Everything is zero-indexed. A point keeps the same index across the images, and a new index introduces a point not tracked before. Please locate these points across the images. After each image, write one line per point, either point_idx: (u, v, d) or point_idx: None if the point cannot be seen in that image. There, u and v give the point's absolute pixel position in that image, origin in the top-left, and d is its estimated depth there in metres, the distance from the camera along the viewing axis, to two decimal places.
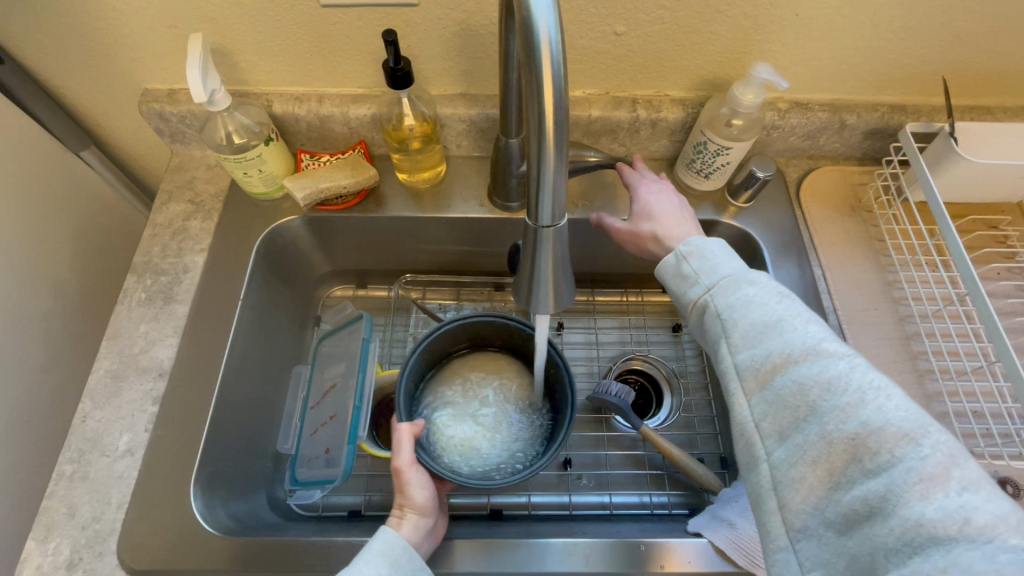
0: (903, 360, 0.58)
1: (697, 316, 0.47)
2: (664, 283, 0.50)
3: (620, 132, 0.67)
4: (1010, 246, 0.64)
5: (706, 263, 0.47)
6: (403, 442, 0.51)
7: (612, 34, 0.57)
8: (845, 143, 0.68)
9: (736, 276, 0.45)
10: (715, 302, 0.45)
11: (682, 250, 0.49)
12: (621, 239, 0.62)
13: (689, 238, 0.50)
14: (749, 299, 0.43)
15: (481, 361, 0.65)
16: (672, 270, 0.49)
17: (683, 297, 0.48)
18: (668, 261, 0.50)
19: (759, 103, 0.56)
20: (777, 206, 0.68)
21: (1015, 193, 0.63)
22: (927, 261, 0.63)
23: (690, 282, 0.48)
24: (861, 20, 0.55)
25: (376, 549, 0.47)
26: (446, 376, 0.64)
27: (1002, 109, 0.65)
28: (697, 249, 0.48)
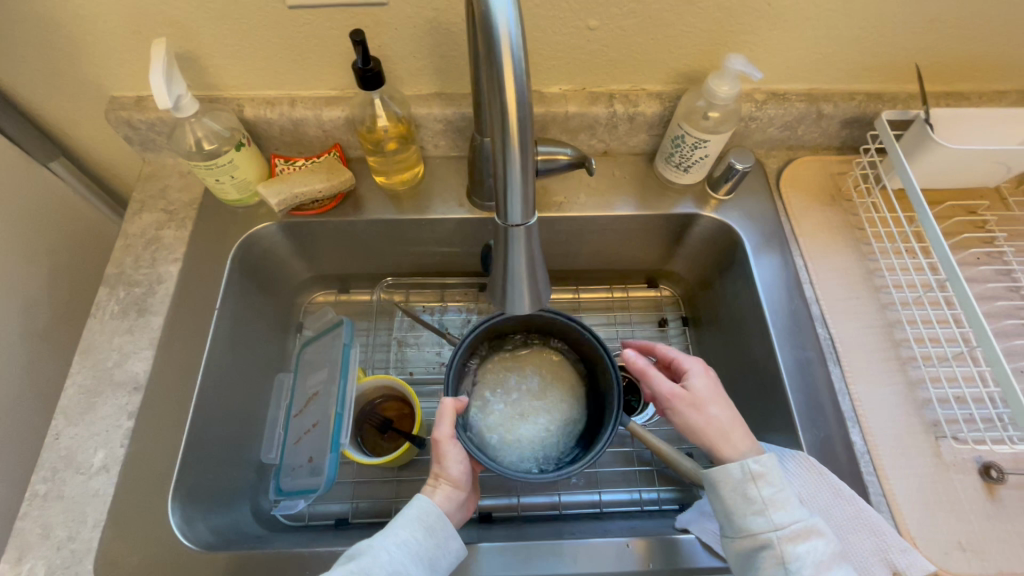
0: (884, 348, 0.58)
1: (747, 546, 0.46)
2: (720, 490, 0.47)
3: (598, 128, 0.66)
4: (988, 230, 0.64)
5: (776, 495, 0.46)
6: (444, 416, 0.51)
7: (586, 29, 0.57)
8: (823, 132, 0.68)
9: (806, 523, 0.45)
10: (780, 548, 0.44)
11: (753, 468, 0.47)
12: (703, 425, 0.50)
13: (758, 452, 0.48)
14: (819, 559, 0.43)
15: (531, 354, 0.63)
16: (735, 484, 0.47)
17: (740, 520, 0.46)
18: (733, 471, 0.47)
19: (734, 95, 0.56)
20: (757, 197, 0.68)
21: (991, 178, 0.63)
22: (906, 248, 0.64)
23: (754, 509, 0.46)
24: (834, 9, 0.55)
25: (412, 515, 0.48)
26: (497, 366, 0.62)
27: (976, 95, 0.65)
28: (768, 472, 0.47)
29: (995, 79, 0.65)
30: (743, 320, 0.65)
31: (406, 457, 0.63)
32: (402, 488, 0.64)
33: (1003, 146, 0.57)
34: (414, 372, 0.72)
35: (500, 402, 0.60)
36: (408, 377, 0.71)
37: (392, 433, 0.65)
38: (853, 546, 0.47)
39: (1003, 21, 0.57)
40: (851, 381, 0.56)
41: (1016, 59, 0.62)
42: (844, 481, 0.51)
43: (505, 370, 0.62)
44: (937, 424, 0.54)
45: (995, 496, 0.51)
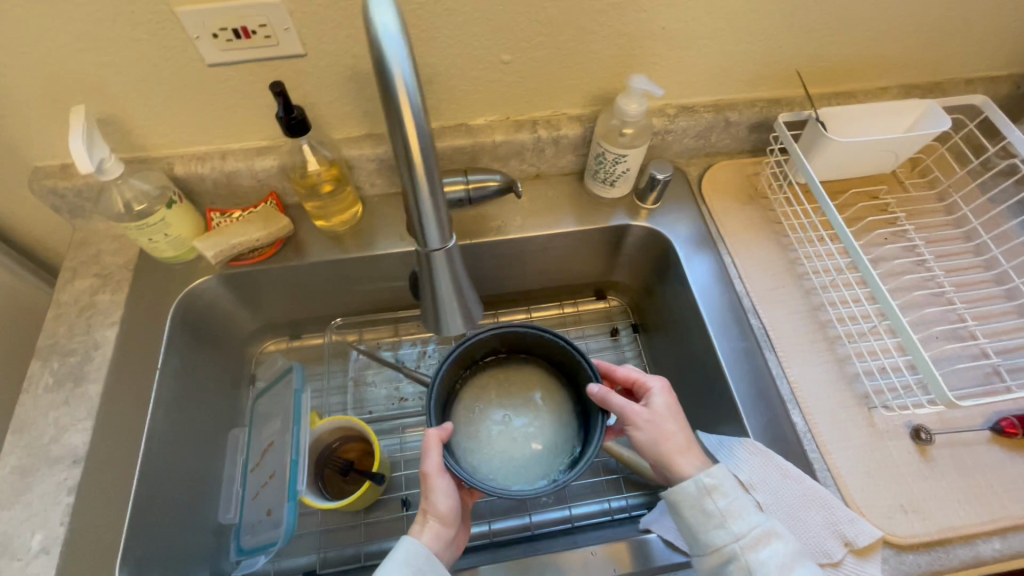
0: (811, 330, 0.62)
1: (715, 562, 0.47)
2: (682, 510, 0.49)
3: (526, 153, 0.70)
4: (891, 213, 0.70)
5: (730, 505, 0.47)
6: (431, 448, 0.50)
7: (501, 63, 0.60)
8: (734, 138, 0.73)
9: (764, 527, 0.46)
10: (745, 558, 0.45)
11: (705, 481, 0.48)
12: (658, 443, 0.51)
13: (708, 465, 0.49)
14: (782, 561, 0.44)
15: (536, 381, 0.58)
16: (692, 500, 0.48)
17: (703, 536, 0.47)
18: (687, 488, 0.49)
19: (643, 111, 0.60)
20: (681, 203, 0.73)
21: (882, 165, 0.69)
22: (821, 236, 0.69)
23: (713, 523, 0.47)
24: (721, 29, 0.60)
25: (399, 560, 0.47)
26: (501, 385, 0.58)
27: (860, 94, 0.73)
28: (719, 483, 0.48)
29: (875, 78, 0.72)
30: (683, 319, 0.68)
31: (364, 500, 0.62)
32: (370, 530, 0.63)
33: (893, 137, 0.63)
34: (373, 411, 0.72)
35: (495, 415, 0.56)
36: (367, 416, 0.71)
37: (355, 475, 0.64)
38: (803, 525, 0.49)
39: (871, 28, 0.64)
40: (786, 364, 0.60)
41: (889, 59, 0.69)
42: (790, 460, 0.54)
43: (504, 386, 0.58)
44: (867, 394, 0.57)
45: (928, 457, 0.54)
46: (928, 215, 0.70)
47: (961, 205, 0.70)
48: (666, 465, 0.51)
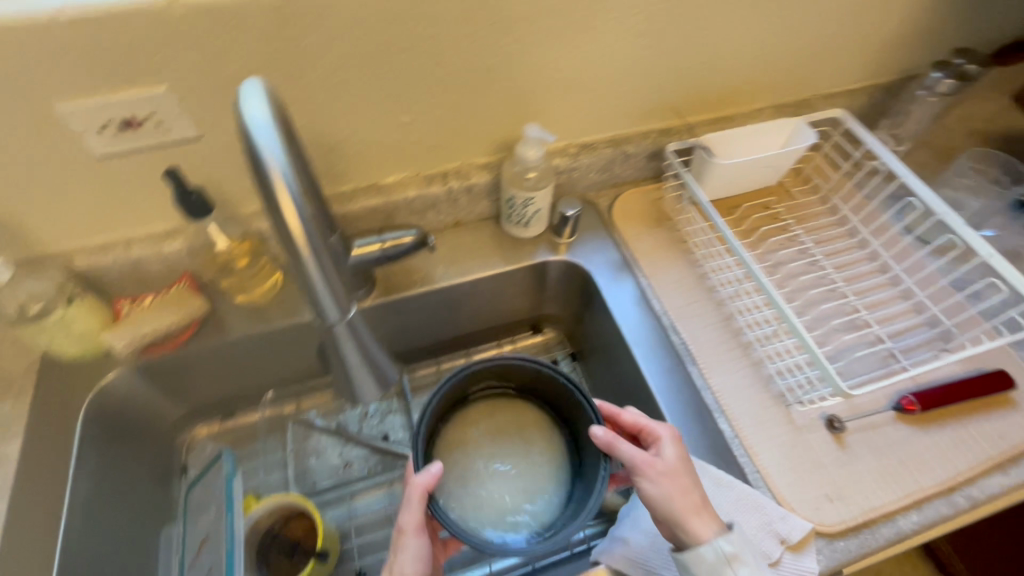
0: (727, 339, 0.66)
1: None
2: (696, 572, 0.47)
3: (441, 204, 0.72)
4: (781, 221, 0.77)
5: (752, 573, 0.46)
6: (413, 500, 0.48)
7: (401, 125, 0.62)
8: (635, 168, 0.78)
9: None
10: None
11: (726, 548, 0.47)
12: (671, 499, 0.48)
13: (727, 528, 0.48)
14: None
15: (530, 426, 0.57)
16: (709, 564, 0.46)
17: None
18: (705, 553, 0.47)
19: (541, 156, 0.63)
20: (595, 234, 0.77)
21: (765, 179, 0.77)
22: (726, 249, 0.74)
23: None
24: (602, 74, 0.65)
25: None
26: (497, 429, 0.56)
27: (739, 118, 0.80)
28: (740, 551, 0.47)
29: (749, 102, 0.79)
30: (611, 345, 0.71)
31: None
32: None
33: (761, 156, 0.71)
34: (318, 482, 0.70)
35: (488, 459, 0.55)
36: (311, 489, 0.69)
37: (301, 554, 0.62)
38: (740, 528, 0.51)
39: (736, 60, 0.71)
40: (708, 375, 0.63)
41: (758, 84, 0.77)
42: (722, 468, 0.56)
43: (499, 427, 0.56)
44: (787, 392, 0.60)
45: (844, 444, 0.58)
46: (815, 218, 0.78)
47: (841, 206, 0.78)
48: (678, 521, 0.48)
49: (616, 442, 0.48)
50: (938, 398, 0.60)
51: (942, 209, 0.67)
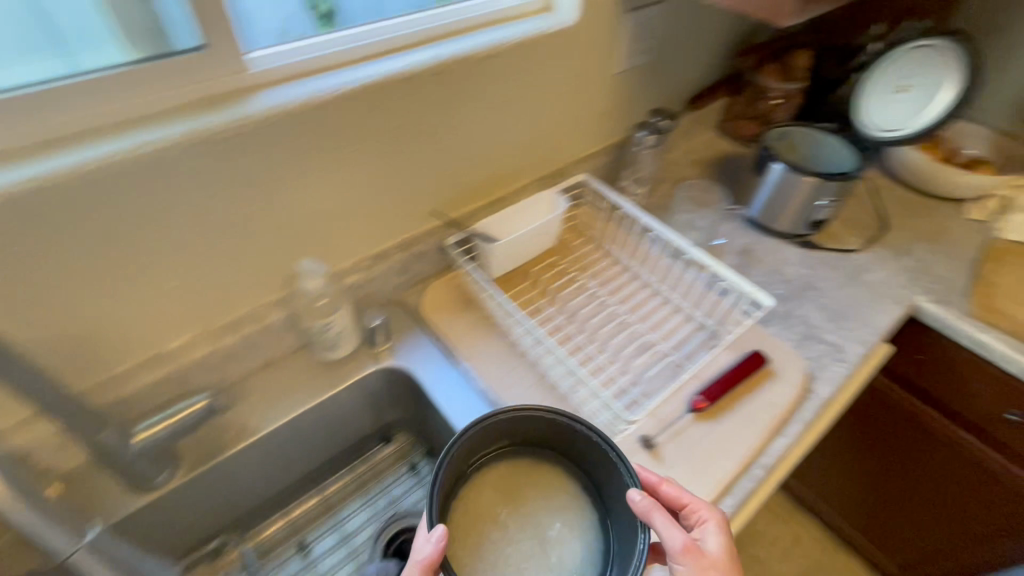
0: (546, 396, 0.72)
1: None
2: None
3: (242, 351, 0.70)
4: (569, 274, 0.87)
5: None
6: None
7: (165, 292, 0.60)
8: (434, 261, 0.84)
9: None
10: None
11: None
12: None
13: None
14: None
15: (556, 495, 0.54)
16: None
17: None
18: None
19: (323, 283, 0.66)
20: (412, 332, 0.80)
21: (543, 244, 0.87)
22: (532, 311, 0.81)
23: None
24: (365, 195, 0.70)
25: None
26: (526, 488, 0.54)
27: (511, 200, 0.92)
28: None
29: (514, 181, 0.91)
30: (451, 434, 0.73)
31: None
32: None
33: (532, 227, 0.82)
34: None
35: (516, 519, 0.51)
36: None
37: None
38: None
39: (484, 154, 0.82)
40: None
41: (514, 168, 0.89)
42: None
43: (525, 489, 0.54)
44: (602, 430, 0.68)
45: (658, 459, 0.66)
46: (596, 264, 0.90)
47: (616, 249, 0.91)
48: None
49: (659, 520, 0.48)
50: (714, 394, 0.71)
51: (674, 239, 0.83)
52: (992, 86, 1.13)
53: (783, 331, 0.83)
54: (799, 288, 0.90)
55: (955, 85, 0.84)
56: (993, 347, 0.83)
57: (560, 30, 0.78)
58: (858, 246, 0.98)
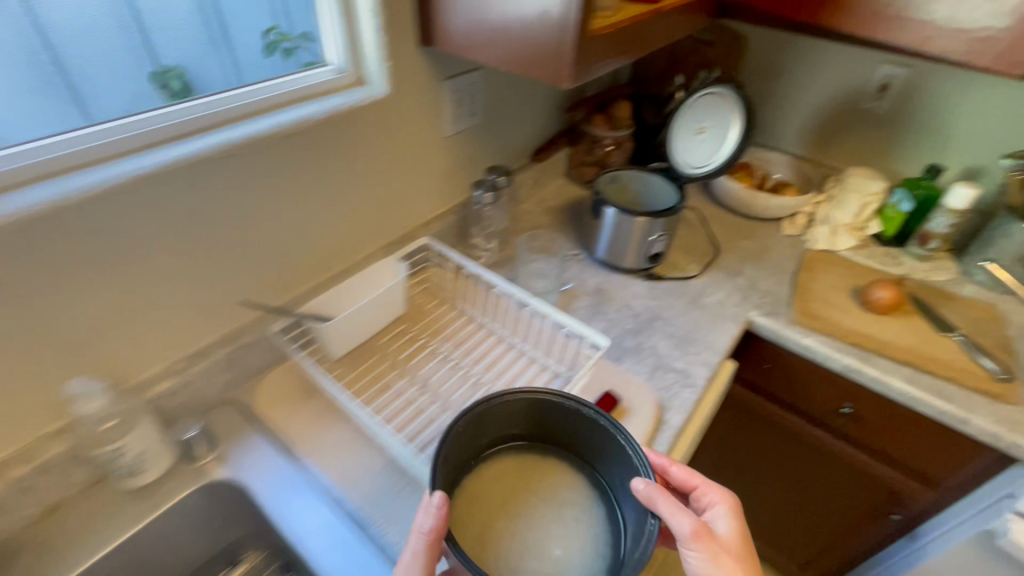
0: (397, 481, 0.67)
1: None
2: None
3: (13, 500, 0.58)
4: (421, 340, 0.85)
5: None
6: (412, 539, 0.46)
7: None
8: (267, 351, 0.78)
9: None
10: None
11: None
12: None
13: None
14: None
15: (559, 480, 0.58)
16: None
17: None
18: None
19: (107, 402, 0.57)
20: (246, 433, 0.72)
21: (390, 312, 0.84)
22: (382, 386, 0.77)
23: None
24: (160, 293, 0.64)
25: None
26: (530, 480, 0.58)
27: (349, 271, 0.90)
28: None
29: (351, 254, 0.89)
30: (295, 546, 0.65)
31: None
32: None
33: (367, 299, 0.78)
34: None
35: (520, 506, 0.55)
36: None
37: None
38: None
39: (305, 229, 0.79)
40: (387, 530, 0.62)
41: (346, 238, 0.87)
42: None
43: (525, 482, 0.58)
44: None
45: None
46: (448, 326, 0.88)
47: (466, 308, 0.91)
48: None
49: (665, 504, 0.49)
50: None
51: (511, 294, 0.83)
52: (785, 120, 1.29)
53: (635, 365, 0.86)
54: (647, 321, 0.94)
55: (737, 131, 0.95)
56: (816, 350, 0.91)
57: (370, 103, 0.79)
58: (695, 272, 1.06)
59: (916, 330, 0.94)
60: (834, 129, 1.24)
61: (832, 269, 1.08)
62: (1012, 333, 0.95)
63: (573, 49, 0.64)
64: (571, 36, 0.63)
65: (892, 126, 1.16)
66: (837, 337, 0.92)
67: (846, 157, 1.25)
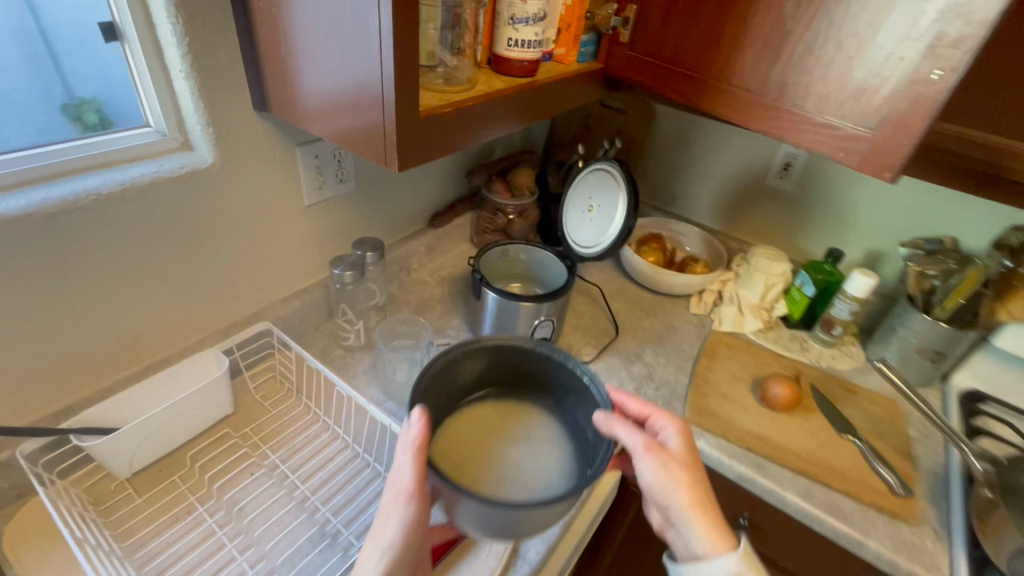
0: None
1: None
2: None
3: None
4: (246, 447, 0.72)
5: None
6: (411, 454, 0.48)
7: None
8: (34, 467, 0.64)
9: None
10: None
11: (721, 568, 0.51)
12: (670, 480, 0.53)
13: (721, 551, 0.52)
14: None
15: (533, 413, 0.61)
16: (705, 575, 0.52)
17: None
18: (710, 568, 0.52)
19: None
20: None
21: (209, 415, 0.71)
22: (178, 512, 0.64)
23: None
24: None
25: None
26: (514, 405, 0.62)
27: (171, 358, 0.77)
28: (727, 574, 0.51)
29: (174, 340, 0.77)
30: None
31: None
32: None
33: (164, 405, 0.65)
34: None
35: (495, 438, 0.57)
36: None
37: None
38: None
39: (93, 312, 0.66)
40: None
41: (165, 319, 0.74)
42: None
43: (501, 416, 0.60)
44: None
45: None
46: (287, 428, 0.76)
47: (310, 405, 0.79)
48: (673, 506, 0.53)
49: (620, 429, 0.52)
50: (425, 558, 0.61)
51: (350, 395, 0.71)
52: (697, 192, 1.26)
53: None
54: None
55: (620, 201, 0.91)
56: (709, 454, 0.82)
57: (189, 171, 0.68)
58: (589, 356, 0.97)
59: (814, 432, 0.87)
60: (742, 205, 1.20)
61: (736, 356, 1.01)
62: (913, 434, 0.89)
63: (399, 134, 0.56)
64: (396, 120, 0.55)
65: (797, 205, 1.13)
66: (731, 440, 0.83)
67: (756, 234, 1.21)
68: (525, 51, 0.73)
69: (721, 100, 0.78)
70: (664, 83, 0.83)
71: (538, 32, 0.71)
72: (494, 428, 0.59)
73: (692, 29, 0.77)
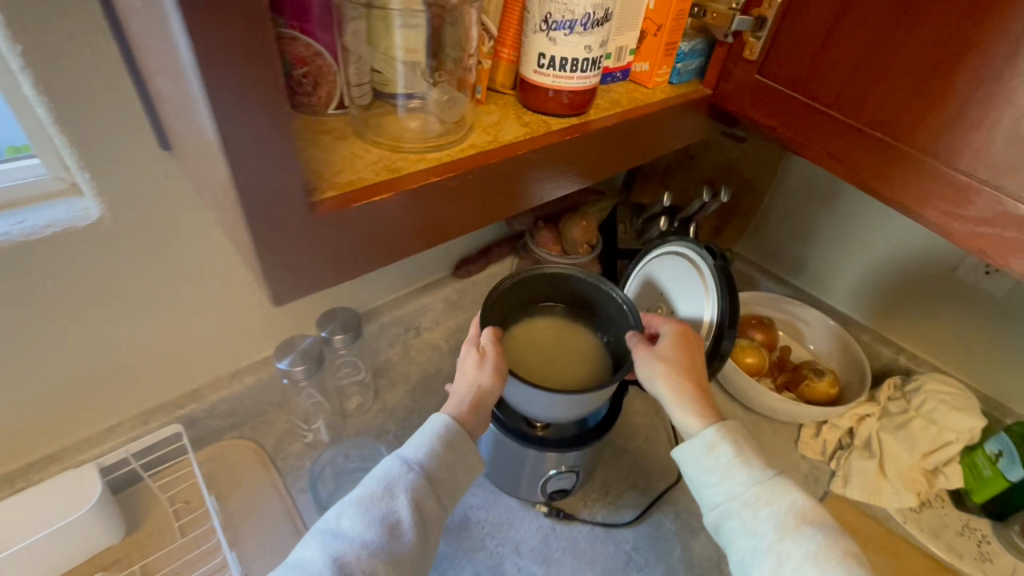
0: None
1: (717, 520, 0.47)
2: (685, 465, 0.50)
3: None
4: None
5: (730, 459, 0.47)
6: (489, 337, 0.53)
7: None
8: None
9: (766, 483, 0.46)
10: (745, 514, 0.45)
11: (705, 443, 0.49)
12: (670, 382, 0.52)
13: (708, 427, 0.49)
14: (746, 535, 0.45)
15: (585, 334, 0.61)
16: (694, 458, 0.49)
17: (709, 496, 0.48)
18: (691, 450, 0.49)
19: None
20: None
21: (98, 537, 0.56)
22: None
23: (715, 478, 0.47)
24: None
25: None
26: (568, 323, 0.62)
27: (78, 442, 0.58)
28: (713, 439, 0.48)
29: (78, 426, 0.58)
30: None
31: None
32: None
33: (34, 537, 0.50)
34: None
35: (548, 345, 0.59)
36: None
37: None
38: None
39: None
40: None
41: (63, 407, 0.55)
42: None
43: (551, 330, 0.61)
44: None
45: None
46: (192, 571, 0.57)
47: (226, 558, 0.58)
48: (668, 407, 0.52)
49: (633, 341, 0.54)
50: None
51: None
52: (836, 268, 0.87)
53: None
54: None
55: (705, 320, 0.57)
56: None
57: (70, 247, 0.47)
58: (630, 514, 0.68)
59: None
60: (909, 301, 0.80)
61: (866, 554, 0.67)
62: None
63: (259, 249, 0.31)
64: (252, 226, 0.30)
65: (1008, 324, 0.72)
66: None
67: (927, 347, 0.80)
68: (567, 76, 0.43)
69: (922, 182, 0.44)
70: (813, 137, 0.50)
71: (594, 43, 0.42)
72: (539, 343, 0.59)
73: (882, 51, 0.43)
